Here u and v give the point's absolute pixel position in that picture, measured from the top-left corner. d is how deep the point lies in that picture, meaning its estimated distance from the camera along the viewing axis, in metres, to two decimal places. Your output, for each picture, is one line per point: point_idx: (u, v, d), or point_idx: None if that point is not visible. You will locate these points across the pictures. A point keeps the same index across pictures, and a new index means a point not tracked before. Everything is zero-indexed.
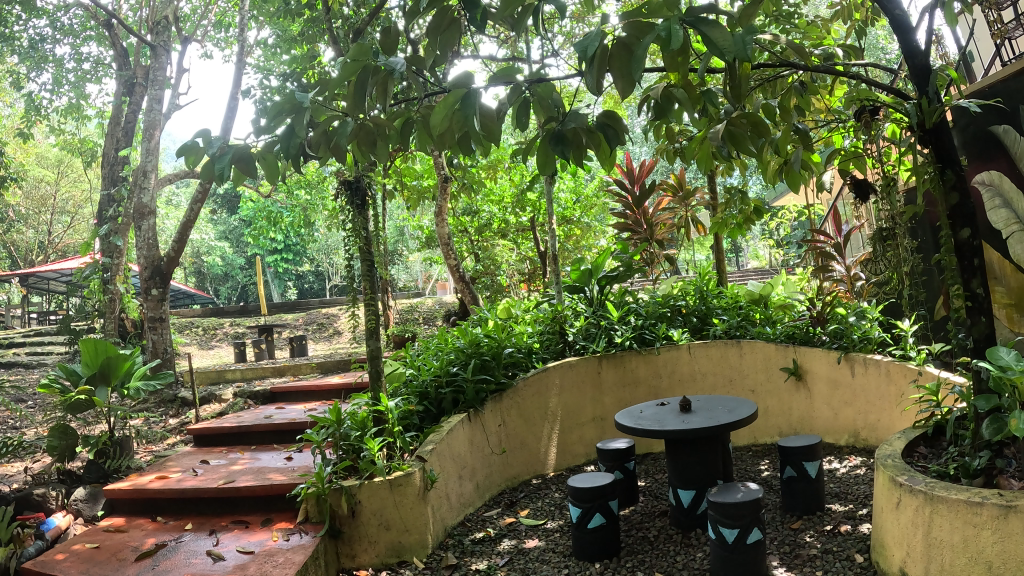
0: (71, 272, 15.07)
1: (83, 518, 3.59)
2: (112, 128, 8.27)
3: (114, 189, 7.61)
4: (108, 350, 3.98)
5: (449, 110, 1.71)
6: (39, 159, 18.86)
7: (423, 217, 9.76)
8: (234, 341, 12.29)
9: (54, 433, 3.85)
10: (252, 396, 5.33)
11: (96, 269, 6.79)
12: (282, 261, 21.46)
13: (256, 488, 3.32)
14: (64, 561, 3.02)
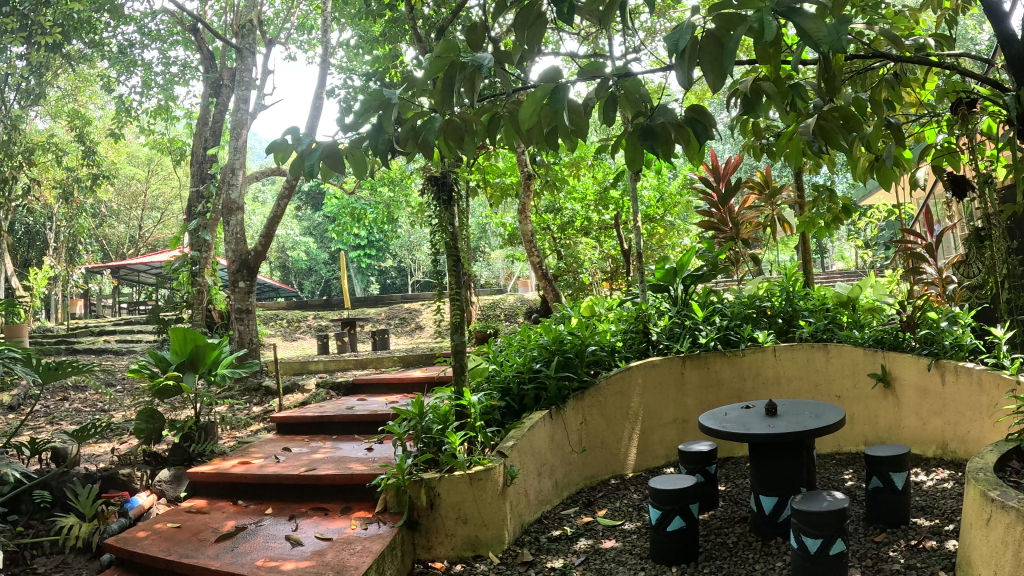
0: (161, 265, 15.86)
1: (167, 498, 3.74)
2: (200, 128, 8.63)
3: (202, 186, 7.93)
4: (196, 339, 4.13)
5: (539, 106, 1.71)
6: (131, 158, 19.87)
7: (505, 214, 9.81)
8: (317, 333, 12.69)
9: (142, 417, 4.02)
10: (334, 387, 5.45)
11: (184, 262, 7.10)
12: (364, 256, 22.00)
13: (335, 477, 3.40)
14: (146, 539, 3.16)
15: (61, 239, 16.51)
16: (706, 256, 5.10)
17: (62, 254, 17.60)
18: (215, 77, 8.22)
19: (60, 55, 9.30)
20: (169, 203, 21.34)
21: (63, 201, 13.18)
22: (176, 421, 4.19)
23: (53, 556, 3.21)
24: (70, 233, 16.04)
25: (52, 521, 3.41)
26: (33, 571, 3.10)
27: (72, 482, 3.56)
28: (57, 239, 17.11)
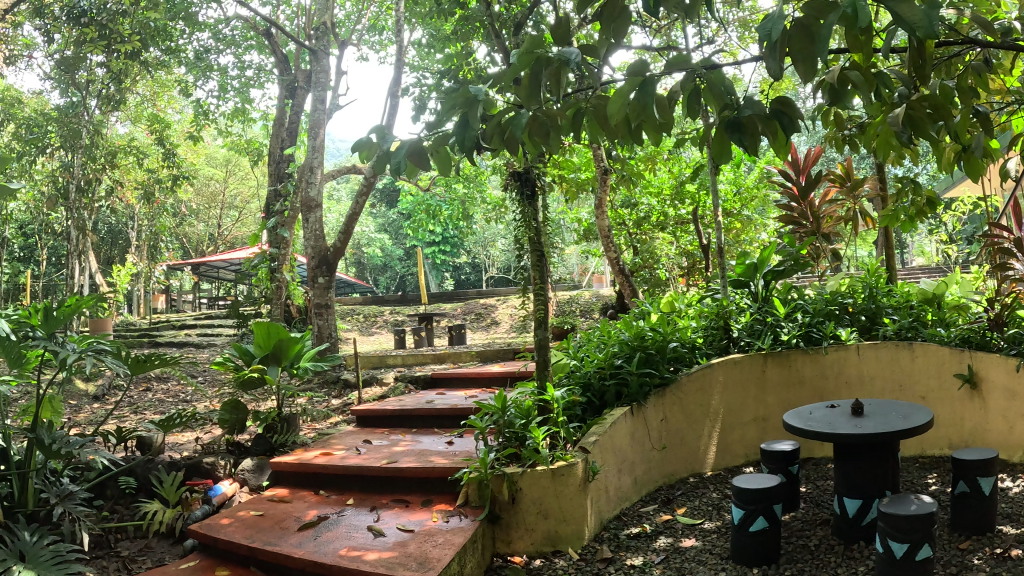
0: (239, 263, 16.44)
1: (249, 486, 3.88)
2: (277, 129, 8.90)
3: (279, 185, 8.19)
4: (279, 334, 4.27)
5: (626, 100, 1.70)
6: (210, 160, 20.64)
7: (581, 210, 9.77)
8: (394, 327, 13.00)
9: (227, 408, 4.17)
10: (414, 381, 5.58)
11: (264, 259, 7.33)
12: (439, 253, 22.32)
13: (418, 470, 3.46)
14: (231, 526, 3.28)
15: (145, 238, 17.30)
16: (787, 251, 5.01)
17: (147, 252, 18.44)
18: (291, 79, 8.46)
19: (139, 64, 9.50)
20: (246, 202, 22.10)
21: (148, 202, 13.79)
22: (259, 413, 4.33)
23: (136, 541, 3.42)
24: (152, 232, 16.78)
25: (136, 508, 3.63)
26: (117, 553, 3.31)
27: (156, 470, 3.78)
28: (140, 238, 17.93)
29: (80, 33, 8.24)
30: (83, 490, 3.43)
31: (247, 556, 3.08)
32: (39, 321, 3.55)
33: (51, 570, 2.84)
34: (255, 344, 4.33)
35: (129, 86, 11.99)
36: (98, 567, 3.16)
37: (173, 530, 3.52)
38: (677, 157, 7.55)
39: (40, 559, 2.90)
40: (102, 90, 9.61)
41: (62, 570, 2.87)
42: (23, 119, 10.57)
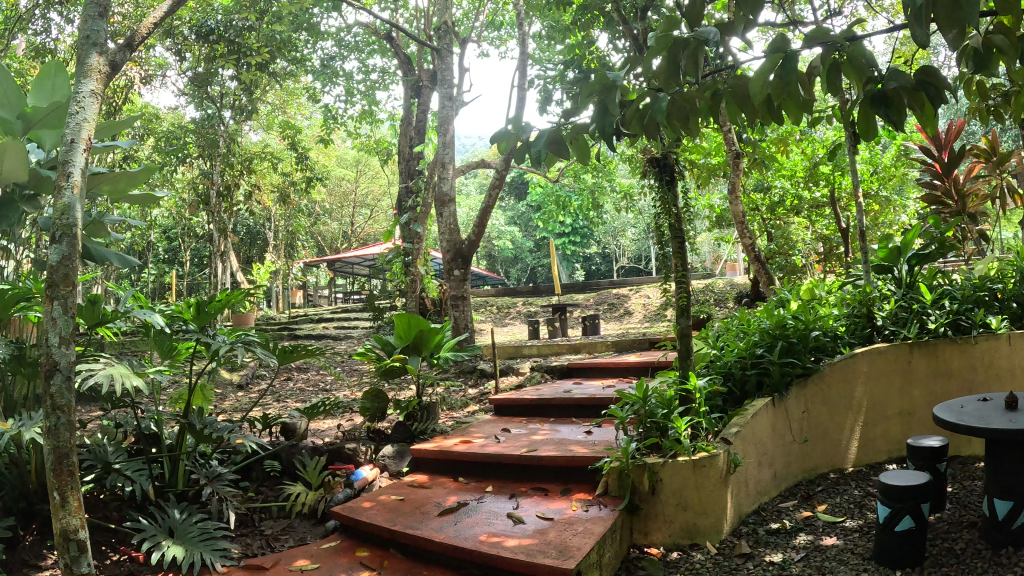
0: (372, 258, 17.27)
1: (389, 472, 4.10)
2: (405, 129, 9.27)
3: (411, 182, 8.59)
4: (419, 326, 4.46)
5: (766, 80, 1.79)
6: (340, 161, 21.72)
7: (714, 197, 9.56)
8: (527, 318, 13.57)
9: (369, 397, 4.42)
10: (550, 370, 5.89)
11: (399, 254, 7.71)
12: (569, 244, 22.60)
13: (557, 458, 3.55)
14: (372, 509, 3.50)
15: (281, 237, 18.47)
16: (931, 233, 4.71)
17: (285, 250, 19.70)
18: (417, 79, 8.81)
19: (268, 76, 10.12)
20: (377, 200, 23.17)
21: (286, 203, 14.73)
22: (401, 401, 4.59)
23: (279, 520, 3.71)
24: (288, 231, 17.90)
25: (279, 490, 3.94)
26: (261, 531, 3.62)
27: (298, 455, 4.12)
28: (278, 237, 19.19)
29: (212, 52, 8.95)
30: (229, 472, 3.78)
31: (389, 539, 3.27)
32: (191, 314, 3.93)
33: (199, 546, 3.23)
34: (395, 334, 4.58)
35: (267, 96, 12.87)
36: (244, 544, 3.46)
37: (314, 512, 3.81)
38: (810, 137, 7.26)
39: (188, 535, 3.29)
40: (237, 102, 10.33)
41: (208, 547, 3.26)
42: (164, 132, 11.52)
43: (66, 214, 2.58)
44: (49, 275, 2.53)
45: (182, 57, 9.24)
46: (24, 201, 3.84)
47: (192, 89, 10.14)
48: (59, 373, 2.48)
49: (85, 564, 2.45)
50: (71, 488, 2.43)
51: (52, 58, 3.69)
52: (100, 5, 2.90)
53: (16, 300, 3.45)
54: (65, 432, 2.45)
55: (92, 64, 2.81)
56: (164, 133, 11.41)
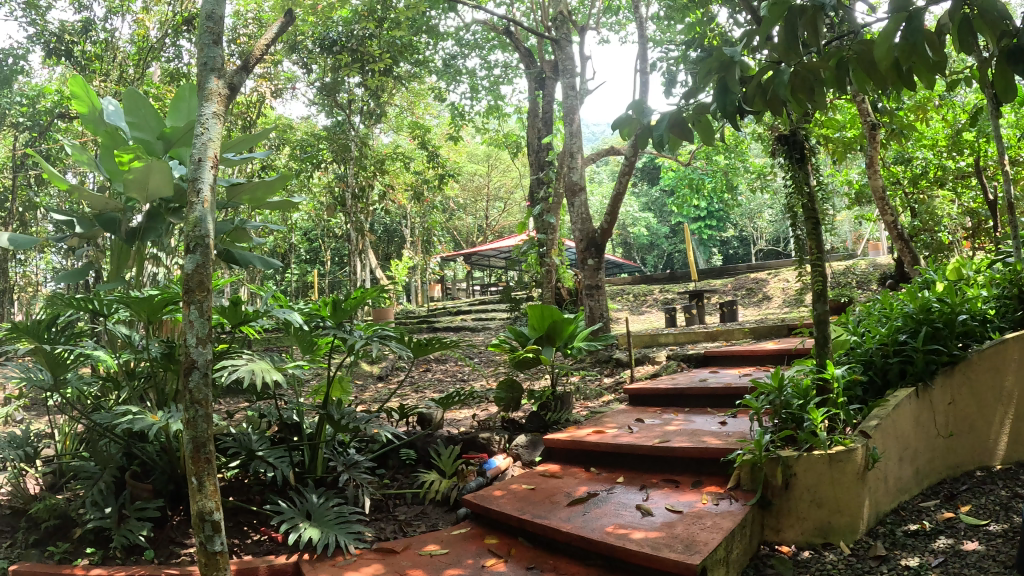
0: (507, 251, 17.56)
1: (522, 462, 4.20)
2: (532, 121, 9.37)
3: (542, 174, 8.77)
4: (552, 317, 4.53)
5: (893, 43, 1.86)
6: (472, 157, 22.23)
7: (852, 172, 8.98)
8: (664, 306, 13.49)
9: (502, 388, 4.61)
10: (686, 359, 5.85)
11: (533, 246, 7.83)
12: (706, 228, 21.97)
13: (690, 449, 3.46)
14: (502, 497, 3.56)
15: (418, 234, 19.20)
16: None
17: (423, 246, 20.46)
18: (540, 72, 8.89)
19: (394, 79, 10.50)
20: (509, 193, 23.54)
21: (421, 201, 15.28)
22: (534, 392, 4.69)
23: (413, 506, 3.87)
24: (424, 228, 18.58)
25: (413, 477, 4.12)
26: (395, 517, 3.78)
27: (433, 445, 4.30)
28: (415, 234, 19.97)
29: (338, 61, 9.49)
30: (367, 459, 3.97)
31: (518, 528, 3.30)
32: (329, 312, 4.05)
33: (334, 529, 3.38)
34: (527, 326, 4.68)
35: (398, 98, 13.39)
36: (378, 528, 3.63)
37: (447, 498, 3.91)
38: (955, 102, 6.64)
39: (325, 518, 3.45)
40: (365, 107, 10.81)
41: (343, 530, 3.39)
42: (299, 141, 12.22)
43: (198, 227, 2.67)
44: (184, 282, 2.62)
45: (308, 68, 9.93)
46: (170, 213, 4.31)
47: (323, 98, 10.75)
48: (196, 370, 2.57)
49: (218, 544, 2.53)
50: (207, 472, 2.53)
51: (183, 85, 4.26)
52: (214, 31, 2.97)
53: (165, 305, 3.62)
54: (201, 423, 2.53)
55: (212, 88, 2.89)
56: (303, 139, 12.15)
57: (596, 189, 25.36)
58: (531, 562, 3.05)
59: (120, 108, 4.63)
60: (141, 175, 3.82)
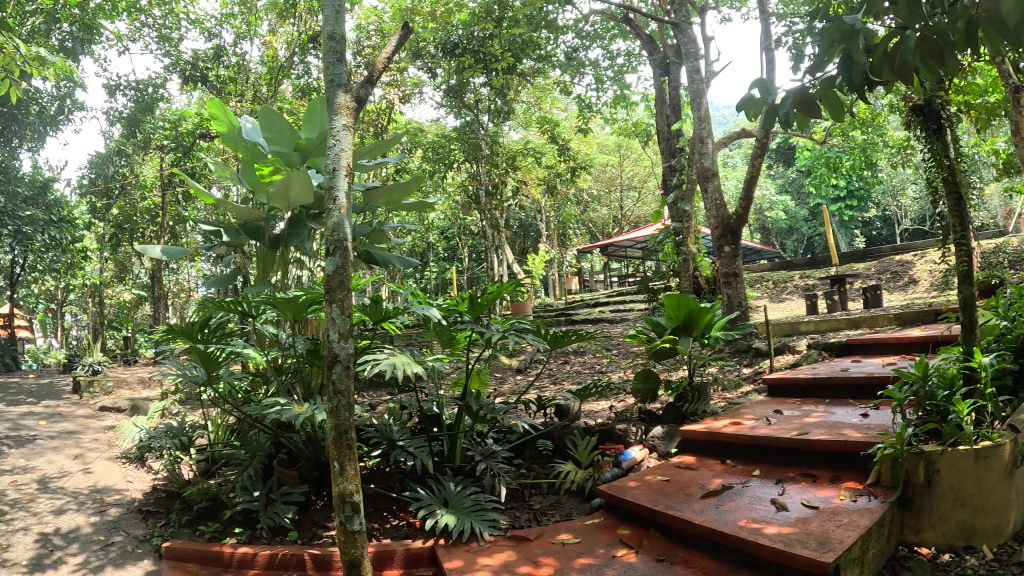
0: (643, 241, 17.31)
1: (658, 454, 4.16)
2: (660, 107, 8.91)
3: (675, 162, 8.49)
4: (689, 306, 4.49)
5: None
6: (604, 148, 22.10)
7: (998, 140, 8.19)
8: (805, 293, 12.90)
9: (640, 378, 4.54)
10: (827, 348, 5.58)
11: (669, 234, 7.68)
12: (846, 208, 20.75)
13: (829, 442, 3.25)
14: (637, 489, 3.44)
15: (555, 228, 19.37)
16: None
17: (557, 239, 20.59)
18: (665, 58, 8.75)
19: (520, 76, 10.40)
20: (643, 182, 23.22)
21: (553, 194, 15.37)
22: (671, 382, 4.61)
23: (548, 496, 3.86)
24: (562, 221, 18.68)
25: (550, 468, 4.11)
26: (530, 506, 3.77)
27: (570, 436, 4.28)
28: (549, 227, 20.17)
29: (461, 62, 9.72)
30: (502, 450, 4.04)
31: (651, 519, 3.19)
32: (466, 306, 3.76)
33: (470, 516, 3.40)
34: (666, 316, 4.65)
35: (524, 95, 13.50)
36: (512, 517, 3.63)
37: (582, 489, 3.85)
38: None
39: (462, 506, 3.50)
40: (491, 105, 11.00)
41: (479, 518, 3.41)
42: (430, 143, 12.43)
43: (337, 231, 2.65)
44: (325, 283, 2.60)
45: (432, 72, 10.22)
46: (310, 219, 4.48)
47: (450, 100, 11.04)
48: (339, 363, 2.53)
49: (358, 523, 2.45)
50: (349, 457, 2.47)
51: (312, 97, 4.31)
52: (337, 49, 2.89)
53: (310, 304, 3.60)
54: (343, 411, 2.50)
55: (340, 103, 2.81)
56: (434, 140, 12.54)
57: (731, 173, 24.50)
58: (660, 555, 2.93)
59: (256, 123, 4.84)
60: (283, 184, 3.97)
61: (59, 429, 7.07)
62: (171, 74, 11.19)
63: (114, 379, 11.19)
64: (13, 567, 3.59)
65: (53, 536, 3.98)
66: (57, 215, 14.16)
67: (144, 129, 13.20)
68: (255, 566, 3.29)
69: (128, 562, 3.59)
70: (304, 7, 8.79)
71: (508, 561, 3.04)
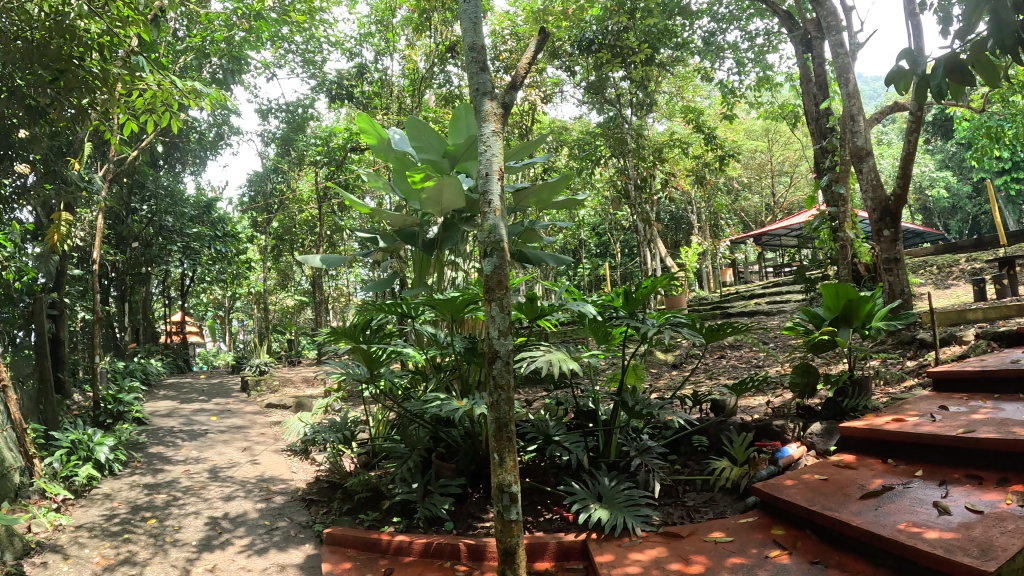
0: (798, 229, 16.32)
1: (817, 450, 3.96)
2: (805, 85, 8.08)
3: (825, 141, 7.66)
4: (849, 295, 4.43)
5: None
6: (749, 134, 21.10)
7: None
8: (974, 277, 11.81)
9: (798, 372, 4.39)
10: (997, 338, 5.13)
11: (824, 220, 7.27)
12: (1014, 182, 18.83)
13: (997, 441, 3.00)
14: (794, 487, 3.34)
15: (706, 220, 18.69)
16: None
17: (708, 231, 19.92)
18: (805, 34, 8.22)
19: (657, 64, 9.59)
20: (794, 166, 21.93)
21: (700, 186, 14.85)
22: (831, 377, 4.42)
23: (702, 493, 3.78)
24: (712, 212, 18.00)
25: (705, 464, 3.98)
26: (683, 503, 3.71)
27: (727, 431, 4.06)
28: (701, 219, 19.41)
29: (597, 59, 9.31)
30: (659, 445, 3.91)
31: (808, 519, 3.10)
32: (621, 301, 3.63)
33: (623, 511, 3.39)
34: (824, 307, 4.61)
35: (665, 84, 13.00)
36: (666, 513, 3.58)
37: (738, 487, 3.74)
38: None
39: (616, 501, 3.48)
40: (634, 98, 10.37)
41: (632, 513, 3.39)
42: (577, 140, 11.65)
43: (492, 234, 2.53)
44: (484, 283, 2.53)
45: (570, 69, 9.74)
46: (464, 223, 4.46)
47: (592, 96, 10.57)
48: (499, 359, 2.45)
49: (515, 513, 2.36)
50: (509, 449, 2.39)
51: (457, 102, 4.27)
52: (480, 59, 2.73)
53: (466, 304, 3.48)
54: (503, 404, 2.41)
55: (488, 109, 2.65)
56: (575, 136, 12.37)
57: (885, 151, 22.83)
58: (814, 557, 2.88)
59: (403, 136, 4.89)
60: (435, 191, 3.97)
61: (229, 424, 7.86)
62: (318, 93, 11.77)
63: (282, 378, 12.03)
64: (186, 547, 4.11)
65: (221, 520, 4.50)
66: (221, 229, 15.85)
67: (297, 146, 14.03)
68: (410, 554, 3.29)
69: (291, 545, 3.93)
70: (439, 19, 8.88)
71: (659, 557, 3.08)
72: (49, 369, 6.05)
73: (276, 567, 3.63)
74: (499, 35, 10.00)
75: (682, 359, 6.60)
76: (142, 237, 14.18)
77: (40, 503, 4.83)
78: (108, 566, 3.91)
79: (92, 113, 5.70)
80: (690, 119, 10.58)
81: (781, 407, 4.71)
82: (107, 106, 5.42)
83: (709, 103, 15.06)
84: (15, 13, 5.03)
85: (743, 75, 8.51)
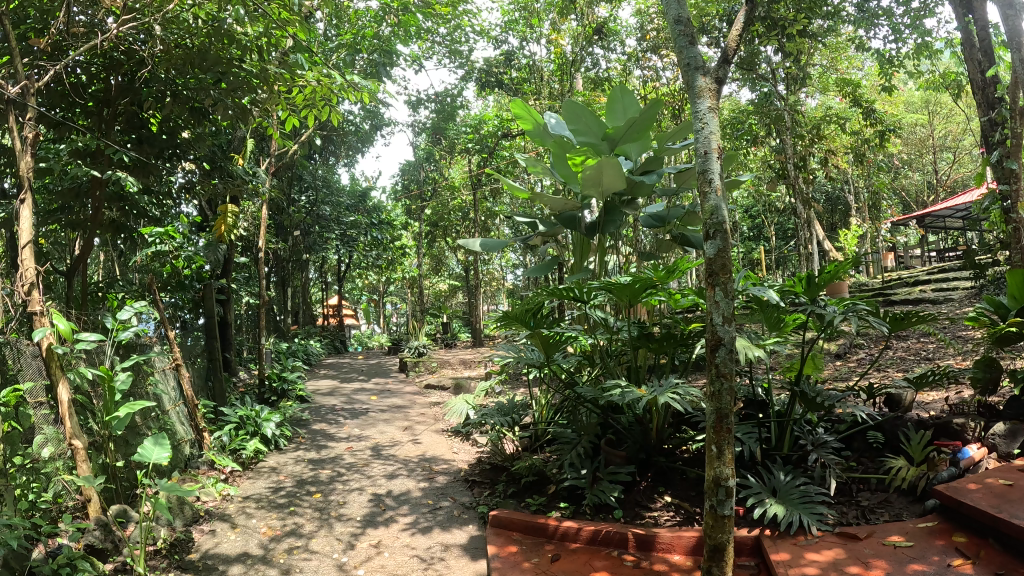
0: (965, 208, 15.07)
1: (999, 453, 3.62)
2: (972, 51, 6.94)
3: (993, 113, 6.77)
4: None
5: None
6: (909, 106, 19.51)
7: None
8: None
9: (979, 366, 4.02)
10: None
11: (995, 199, 6.61)
12: None
13: None
14: (976, 491, 3.05)
15: (864, 200, 17.60)
16: None
17: (871, 211, 18.80)
18: None
19: (809, 39, 8.78)
20: (959, 140, 20.29)
21: (859, 164, 14.05)
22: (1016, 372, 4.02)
23: (877, 493, 3.54)
24: (873, 192, 16.90)
25: (880, 462, 3.73)
26: (858, 502, 3.49)
27: (904, 428, 3.81)
28: (860, 200, 18.31)
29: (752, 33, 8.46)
30: (835, 440, 3.73)
31: (992, 528, 2.83)
32: (802, 286, 3.52)
33: (798, 508, 3.24)
34: (1009, 296, 4.23)
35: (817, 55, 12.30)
36: (839, 512, 3.40)
37: (915, 488, 3.47)
38: None
39: (790, 497, 3.35)
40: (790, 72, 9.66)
41: (807, 510, 3.23)
42: (731, 119, 11.39)
43: (715, 215, 2.55)
44: (707, 266, 2.54)
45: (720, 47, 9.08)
46: (625, 206, 4.53)
47: (745, 74, 10.03)
48: (722, 346, 2.46)
49: (729, 509, 2.38)
50: (728, 441, 2.41)
51: (614, 84, 4.28)
52: (688, 32, 2.72)
53: (641, 289, 3.49)
54: (726, 394, 2.42)
55: (702, 85, 2.64)
56: (728, 115, 11.94)
57: None
58: (999, 568, 2.65)
59: (560, 118, 4.93)
60: (594, 173, 4.05)
61: (390, 404, 8.30)
62: (466, 82, 12.02)
63: (440, 361, 12.47)
64: (350, 522, 4.29)
65: (385, 497, 4.71)
66: (377, 218, 17.13)
67: (447, 134, 14.39)
68: (577, 541, 3.35)
69: (455, 525, 4.09)
70: (584, 1, 8.76)
71: (837, 558, 2.91)
72: (218, 349, 6.49)
73: (441, 546, 3.80)
74: (645, 14, 9.47)
75: (845, 349, 6.34)
76: (302, 226, 15.09)
77: (209, 473, 5.17)
78: (274, 537, 4.12)
79: (256, 111, 5.93)
80: (846, 92, 9.90)
81: (961, 405, 4.34)
82: (271, 103, 5.63)
83: (866, 74, 13.75)
84: (174, 24, 5.29)
85: (901, 44, 7.92)
